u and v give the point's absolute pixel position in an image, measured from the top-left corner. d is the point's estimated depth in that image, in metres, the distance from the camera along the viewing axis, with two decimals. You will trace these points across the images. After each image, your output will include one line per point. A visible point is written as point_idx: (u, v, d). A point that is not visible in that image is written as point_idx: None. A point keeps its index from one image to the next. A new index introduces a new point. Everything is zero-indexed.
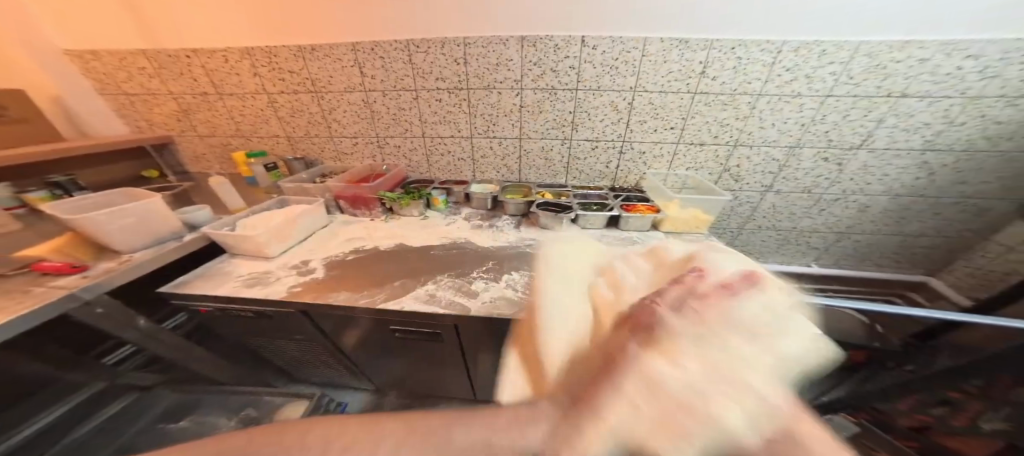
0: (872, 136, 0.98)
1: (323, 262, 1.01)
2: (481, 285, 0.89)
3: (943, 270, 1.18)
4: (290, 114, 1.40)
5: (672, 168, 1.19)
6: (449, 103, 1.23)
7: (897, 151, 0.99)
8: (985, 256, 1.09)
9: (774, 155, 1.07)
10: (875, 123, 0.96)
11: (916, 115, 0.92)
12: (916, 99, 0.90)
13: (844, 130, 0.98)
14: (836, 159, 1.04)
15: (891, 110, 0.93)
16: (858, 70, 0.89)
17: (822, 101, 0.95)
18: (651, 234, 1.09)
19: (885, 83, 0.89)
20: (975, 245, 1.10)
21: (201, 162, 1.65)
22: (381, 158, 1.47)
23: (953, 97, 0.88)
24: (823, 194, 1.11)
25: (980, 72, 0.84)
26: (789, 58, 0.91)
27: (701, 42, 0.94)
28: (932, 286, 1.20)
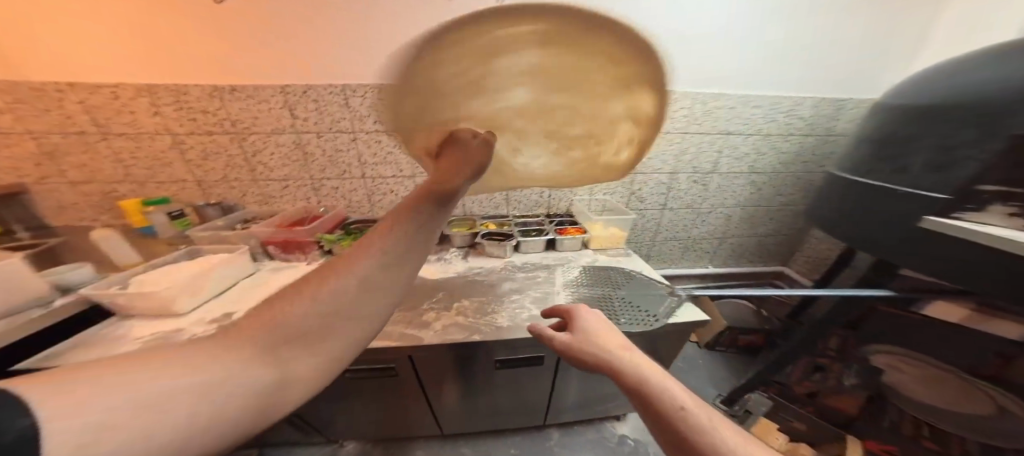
0: (717, 164, 1.31)
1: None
2: (433, 315, 0.92)
3: (792, 260, 1.58)
4: (202, 156, 1.28)
5: (592, 194, 1.39)
6: (389, 144, 1.29)
7: (735, 175, 1.33)
8: (811, 245, 1.49)
9: (663, 180, 1.35)
10: (716, 154, 1.29)
11: (739, 147, 1.28)
12: (735, 136, 1.25)
13: (700, 157, 1.29)
14: (700, 181, 1.35)
15: (724, 144, 1.27)
16: (698, 114, 1.21)
17: (682, 136, 1.25)
18: (584, 252, 1.24)
19: (716, 124, 1.23)
20: (802, 240, 1.51)
21: (76, 212, 1.38)
22: (317, 199, 1.41)
23: (757, 135, 1.25)
24: (701, 208, 1.42)
25: (762, 118, 1.22)
26: None
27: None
28: (788, 273, 1.59)
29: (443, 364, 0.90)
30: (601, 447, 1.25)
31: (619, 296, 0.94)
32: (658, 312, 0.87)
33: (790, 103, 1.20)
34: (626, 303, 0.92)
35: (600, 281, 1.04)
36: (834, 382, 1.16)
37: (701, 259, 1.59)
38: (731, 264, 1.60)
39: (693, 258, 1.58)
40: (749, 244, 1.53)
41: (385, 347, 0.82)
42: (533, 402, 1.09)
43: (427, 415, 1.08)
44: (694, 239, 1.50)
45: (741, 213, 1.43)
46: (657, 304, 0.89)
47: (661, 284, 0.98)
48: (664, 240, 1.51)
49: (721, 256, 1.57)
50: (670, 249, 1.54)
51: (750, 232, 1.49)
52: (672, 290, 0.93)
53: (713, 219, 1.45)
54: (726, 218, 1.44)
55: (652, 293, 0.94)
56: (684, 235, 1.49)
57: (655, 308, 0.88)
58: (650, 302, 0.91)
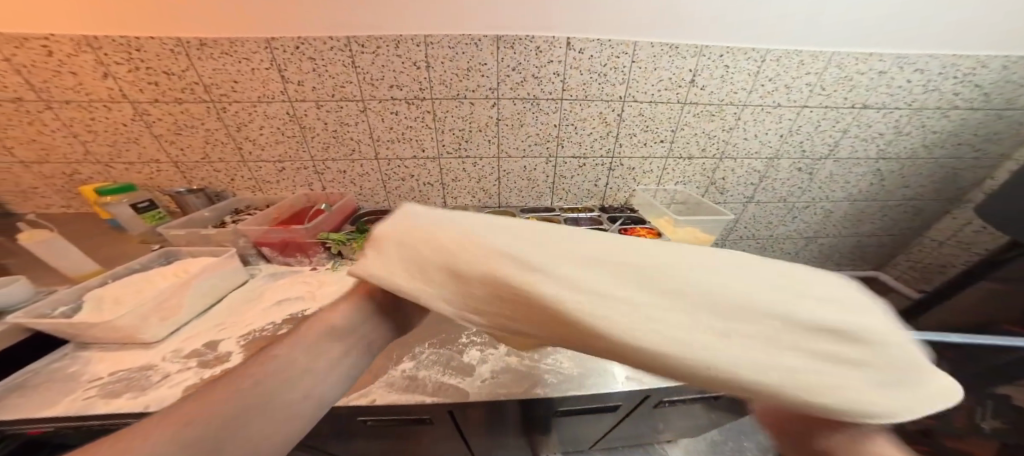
0: (839, 147, 1.06)
1: (236, 344, 0.69)
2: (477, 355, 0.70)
3: (890, 265, 1.45)
4: (174, 131, 1.02)
5: (661, 183, 1.16)
6: (408, 116, 1.01)
7: (858, 160, 1.09)
8: (920, 251, 1.35)
9: (754, 166, 1.11)
10: (842, 133, 1.03)
11: (874, 125, 1.02)
12: (875, 110, 0.98)
13: (817, 140, 1.05)
14: (808, 168, 1.11)
15: (855, 120, 1.00)
16: (831, 81, 0.93)
17: (800, 111, 0.98)
18: None
19: (852, 94, 0.95)
20: (912, 242, 1.35)
21: (36, 198, 1.14)
22: (321, 185, 1.15)
23: (903, 108, 0.98)
24: (796, 203, 1.20)
25: (925, 85, 0.93)
26: (772, 67, 0.90)
27: (693, 48, 0.88)
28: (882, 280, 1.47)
29: (489, 412, 0.69)
30: None
31: None
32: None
33: (972, 64, 0.89)
34: None
35: None
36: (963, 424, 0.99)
37: (777, 261, 1.41)
38: (815, 269, 1.47)
39: (768, 260, 1.39)
40: (845, 245, 1.36)
41: (417, 401, 0.60)
42: (590, 433, 0.92)
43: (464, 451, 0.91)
44: (777, 238, 1.30)
45: (847, 209, 1.22)
46: None
47: None
48: (738, 238, 1.30)
49: (801, 259, 1.40)
50: (743, 249, 1.34)
51: (849, 231, 1.31)
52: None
53: (811, 215, 1.24)
54: (828, 214, 1.24)
55: None
56: (765, 234, 1.29)
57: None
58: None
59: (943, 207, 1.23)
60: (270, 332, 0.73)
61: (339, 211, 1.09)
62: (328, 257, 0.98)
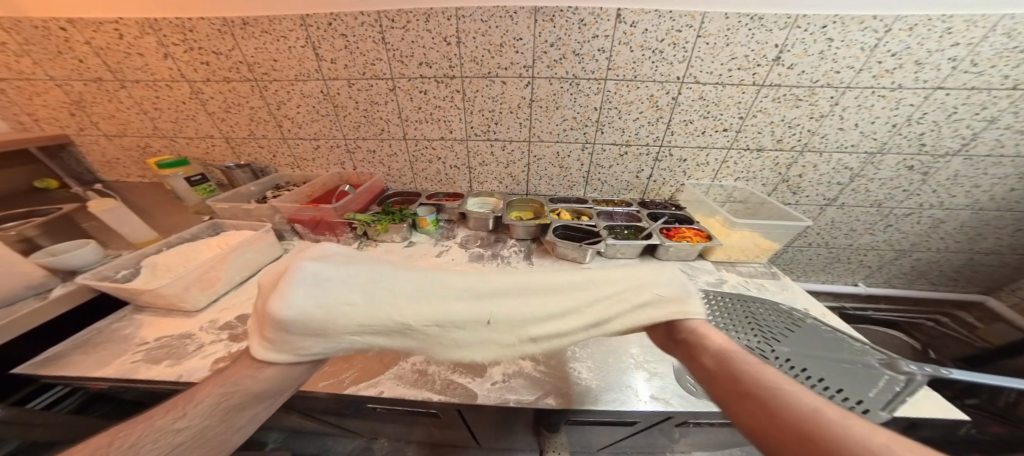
0: (975, 140, 0.84)
1: None
2: None
3: (1004, 290, 1.18)
4: (224, 108, 1.07)
5: (718, 178, 1.02)
6: (437, 96, 0.96)
7: (998, 158, 0.87)
8: None
9: (848, 162, 0.92)
10: (985, 123, 0.81)
11: None
12: None
13: (944, 132, 0.84)
14: (923, 167, 0.91)
15: (1012, 106, 0.78)
16: (987, 54, 0.72)
17: (928, 95, 0.79)
18: (699, 265, 0.89)
19: (1016, 72, 0.74)
20: None
21: (118, 168, 1.29)
22: (353, 165, 1.16)
23: None
24: (894, 209, 1.00)
25: None
26: (899, 39, 0.72)
27: (785, 17, 0.72)
28: (990, 305, 1.21)
29: (499, 413, 0.66)
30: None
31: (788, 357, 0.62)
32: (866, 396, 0.55)
33: None
34: (801, 370, 0.60)
35: (748, 322, 0.70)
36: None
37: (850, 274, 1.22)
38: (898, 286, 1.25)
39: (839, 272, 1.21)
40: (950, 262, 1.12)
41: (424, 398, 0.59)
42: (605, 442, 0.87)
43: (475, 439, 0.91)
44: (858, 248, 1.11)
45: (966, 218, 1.00)
46: (863, 383, 0.56)
47: (855, 342, 0.64)
48: (805, 246, 1.14)
49: (883, 274, 1.20)
50: (808, 257, 1.17)
51: (961, 246, 1.07)
52: (888, 361, 0.59)
53: (912, 224, 1.03)
54: (936, 224, 1.02)
55: (846, 359, 0.61)
56: (842, 242, 1.11)
57: (859, 390, 0.56)
58: (848, 377, 0.58)
59: None
60: None
61: (368, 192, 1.09)
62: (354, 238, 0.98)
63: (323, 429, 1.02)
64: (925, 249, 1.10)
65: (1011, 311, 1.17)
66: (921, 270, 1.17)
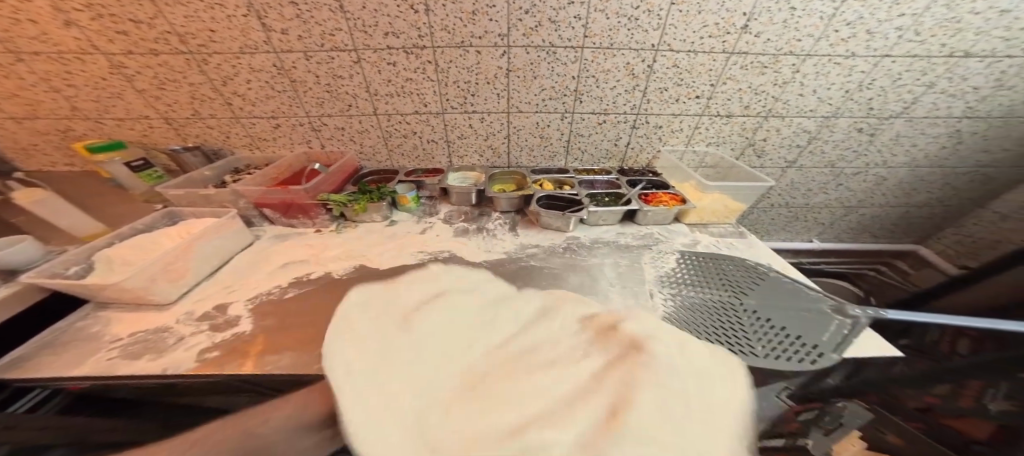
0: (915, 103, 0.92)
1: (243, 309, 0.70)
2: None
3: (933, 239, 1.34)
4: (156, 85, 0.95)
5: (690, 145, 1.05)
6: (407, 67, 0.90)
7: (934, 119, 0.95)
8: (977, 223, 1.21)
9: (806, 126, 0.98)
10: (924, 88, 0.88)
11: (969, 78, 0.86)
12: (977, 59, 0.82)
13: (889, 96, 0.91)
14: (871, 129, 0.98)
15: (946, 73, 0.85)
16: (929, 24, 0.77)
17: (876, 63, 0.84)
18: (675, 228, 0.94)
19: (953, 41, 0.79)
20: (970, 213, 1.21)
21: (40, 156, 1.13)
22: (320, 143, 1.09)
23: (1014, 57, 0.82)
24: (845, 169, 1.09)
25: None
26: (855, 9, 0.75)
27: None
28: (921, 254, 1.37)
29: None
30: None
31: (754, 309, 0.68)
32: (820, 340, 0.61)
33: None
34: (765, 321, 0.66)
35: (720, 280, 0.75)
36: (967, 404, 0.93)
37: (807, 231, 1.33)
38: (846, 241, 1.39)
39: (797, 230, 1.32)
40: (890, 215, 1.25)
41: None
42: None
43: None
44: (813, 207, 1.21)
45: (904, 175, 1.10)
46: (819, 329, 0.64)
47: (812, 292, 0.70)
48: (768, 207, 1.22)
49: (835, 229, 1.32)
50: (771, 218, 1.27)
51: (900, 200, 1.19)
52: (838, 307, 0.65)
53: (859, 182, 1.13)
54: (879, 181, 1.12)
55: (803, 307, 0.67)
56: (800, 202, 1.21)
57: (814, 335, 0.62)
58: (805, 324, 0.64)
59: (1019, 176, 1.08)
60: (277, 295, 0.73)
61: (341, 172, 1.04)
62: (331, 221, 0.94)
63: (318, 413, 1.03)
64: (870, 205, 1.21)
65: (939, 259, 1.32)
66: (865, 224, 1.29)
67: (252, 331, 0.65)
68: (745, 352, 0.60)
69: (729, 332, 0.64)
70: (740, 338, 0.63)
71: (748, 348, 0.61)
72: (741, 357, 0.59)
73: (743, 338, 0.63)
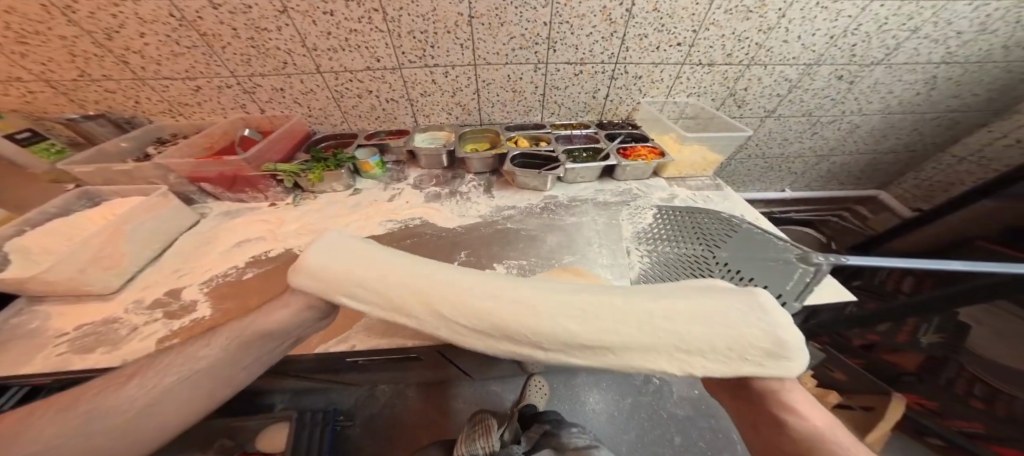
0: (897, 50, 0.88)
1: (199, 292, 0.65)
2: None
3: (894, 184, 1.40)
4: (16, 38, 0.73)
5: (671, 95, 1.00)
6: (349, 15, 0.76)
7: (913, 65, 0.93)
8: (937, 168, 1.25)
9: (788, 74, 0.94)
10: (909, 32, 0.84)
11: (954, 23, 0.82)
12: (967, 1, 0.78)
13: (873, 42, 0.86)
14: (851, 76, 0.95)
15: (932, 18, 0.81)
16: None
17: (864, 6, 0.78)
18: (652, 182, 0.92)
19: None
20: (932, 157, 1.25)
21: None
22: (258, 107, 0.94)
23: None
24: (822, 117, 1.08)
25: None
26: None
27: None
28: (880, 199, 1.44)
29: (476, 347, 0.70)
30: (628, 386, 1.22)
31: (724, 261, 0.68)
32: (784, 289, 0.62)
33: None
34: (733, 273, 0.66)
35: (695, 234, 0.75)
36: (904, 338, 1.04)
37: (780, 181, 1.36)
38: (815, 189, 1.43)
39: (771, 180, 1.34)
40: (859, 162, 1.28)
41: (400, 343, 0.60)
42: None
43: (458, 371, 0.98)
44: (787, 157, 1.22)
45: (877, 122, 1.11)
46: (784, 279, 0.64)
47: (781, 242, 0.70)
48: (745, 158, 1.22)
49: (806, 179, 1.35)
50: (747, 169, 1.27)
51: (870, 147, 1.21)
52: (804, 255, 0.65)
53: (833, 131, 1.13)
54: (853, 129, 1.12)
55: (771, 257, 0.67)
56: (776, 153, 1.21)
57: (779, 285, 0.63)
58: (771, 274, 0.64)
59: (982, 120, 1.10)
60: (235, 276, 0.67)
61: (289, 137, 0.92)
62: (287, 193, 0.85)
63: (307, 386, 1.03)
64: (842, 153, 1.23)
65: (893, 200, 1.41)
66: (835, 173, 1.33)
67: (209, 316, 0.60)
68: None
69: None
70: None
71: None
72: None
73: None
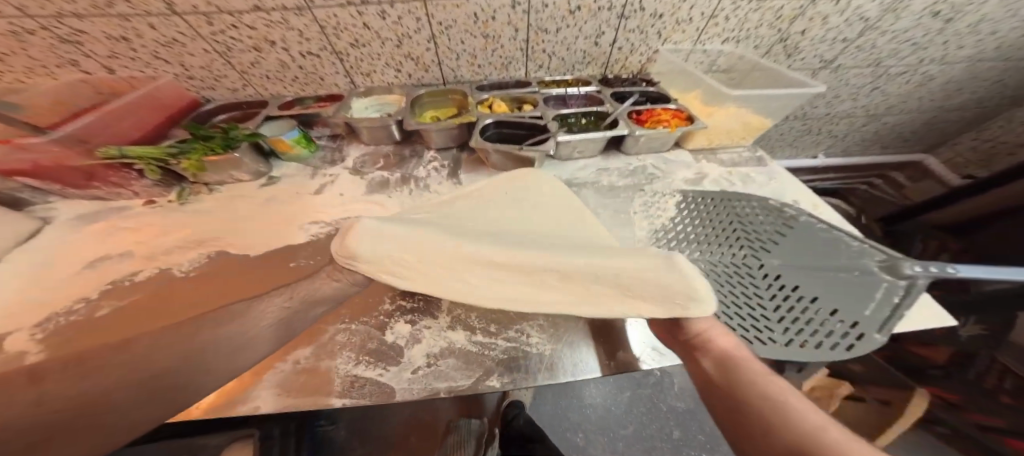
0: None
1: (25, 343, 0.43)
2: (406, 325, 0.49)
3: (942, 147, 1.20)
4: None
5: (701, 39, 0.74)
6: None
7: None
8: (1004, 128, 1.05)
9: (868, 10, 0.68)
10: None
11: None
12: None
13: None
14: (951, 12, 0.70)
15: None
16: None
17: None
18: (679, 156, 0.71)
19: None
20: (1000, 115, 1.04)
21: None
22: (100, 62, 0.63)
23: None
24: (892, 67, 0.83)
25: None
26: None
27: None
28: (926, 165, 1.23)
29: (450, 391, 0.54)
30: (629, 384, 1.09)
31: (775, 272, 0.50)
32: (859, 314, 0.45)
33: None
34: (786, 290, 0.49)
35: (733, 233, 0.55)
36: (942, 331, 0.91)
37: (815, 146, 1.15)
38: (851, 154, 1.22)
39: (805, 146, 1.13)
40: (913, 123, 1.06)
41: (319, 406, 0.41)
42: None
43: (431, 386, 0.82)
44: (833, 117, 0.99)
45: (958, 73, 0.87)
46: (859, 299, 0.46)
47: (853, 241, 0.50)
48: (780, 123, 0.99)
49: (846, 143, 1.13)
50: (777, 133, 1.04)
51: (934, 104, 0.98)
52: (889, 262, 0.45)
53: (899, 85, 0.89)
54: (924, 82, 0.89)
55: (839, 266, 0.49)
56: (819, 114, 0.98)
57: (849, 308, 0.46)
58: (838, 292, 0.47)
59: None
60: (82, 315, 0.46)
61: (156, 108, 0.62)
62: (169, 185, 0.60)
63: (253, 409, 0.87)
64: (896, 112, 1.00)
65: (940, 166, 1.20)
66: (882, 134, 1.11)
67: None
68: (760, 342, 0.46)
69: (734, 312, 0.48)
70: (749, 319, 0.48)
71: (758, 334, 0.46)
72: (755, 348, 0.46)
73: (759, 320, 0.47)
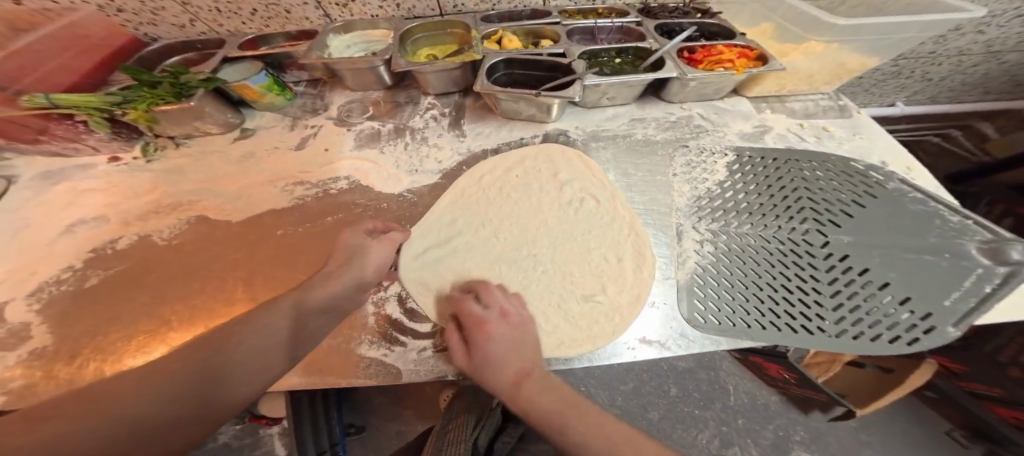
0: None
1: (19, 315, 0.41)
2: (400, 289, 0.44)
3: None
4: None
5: None
6: None
7: None
8: None
9: None
10: None
11: None
12: None
13: None
14: None
15: None
16: None
17: None
18: (738, 103, 0.58)
19: None
20: None
21: None
22: None
23: None
24: None
25: None
26: None
27: None
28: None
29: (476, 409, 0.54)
30: None
31: (840, 248, 0.41)
32: (936, 303, 0.36)
33: None
34: (853, 270, 0.40)
35: (797, 203, 0.45)
36: None
37: (895, 91, 0.96)
38: (935, 102, 1.02)
39: (883, 91, 0.96)
40: None
41: (329, 386, 0.37)
42: None
43: None
44: (939, 55, 0.80)
45: None
46: (942, 284, 0.37)
47: (953, 217, 0.41)
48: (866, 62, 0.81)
49: (934, 86, 0.94)
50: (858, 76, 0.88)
51: None
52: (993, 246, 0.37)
53: None
54: None
55: (925, 245, 0.40)
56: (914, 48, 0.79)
57: (927, 294, 0.37)
58: (919, 276, 0.38)
59: None
60: (72, 286, 0.43)
61: (85, 47, 0.58)
62: (133, 139, 0.58)
63: None
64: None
65: None
66: (984, 77, 0.91)
67: (8, 364, 0.37)
68: (805, 331, 0.37)
69: (782, 293, 0.39)
70: (799, 300, 0.38)
71: (813, 320, 0.37)
72: (795, 338, 0.37)
73: (808, 305, 0.38)
